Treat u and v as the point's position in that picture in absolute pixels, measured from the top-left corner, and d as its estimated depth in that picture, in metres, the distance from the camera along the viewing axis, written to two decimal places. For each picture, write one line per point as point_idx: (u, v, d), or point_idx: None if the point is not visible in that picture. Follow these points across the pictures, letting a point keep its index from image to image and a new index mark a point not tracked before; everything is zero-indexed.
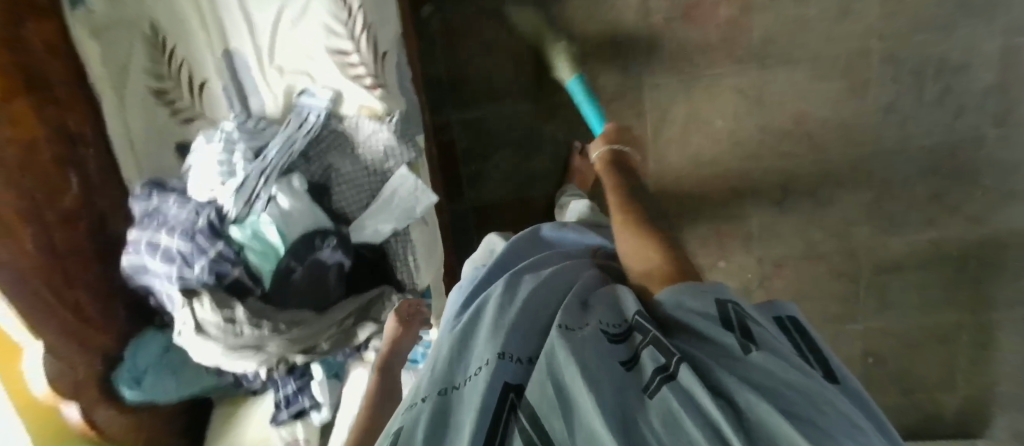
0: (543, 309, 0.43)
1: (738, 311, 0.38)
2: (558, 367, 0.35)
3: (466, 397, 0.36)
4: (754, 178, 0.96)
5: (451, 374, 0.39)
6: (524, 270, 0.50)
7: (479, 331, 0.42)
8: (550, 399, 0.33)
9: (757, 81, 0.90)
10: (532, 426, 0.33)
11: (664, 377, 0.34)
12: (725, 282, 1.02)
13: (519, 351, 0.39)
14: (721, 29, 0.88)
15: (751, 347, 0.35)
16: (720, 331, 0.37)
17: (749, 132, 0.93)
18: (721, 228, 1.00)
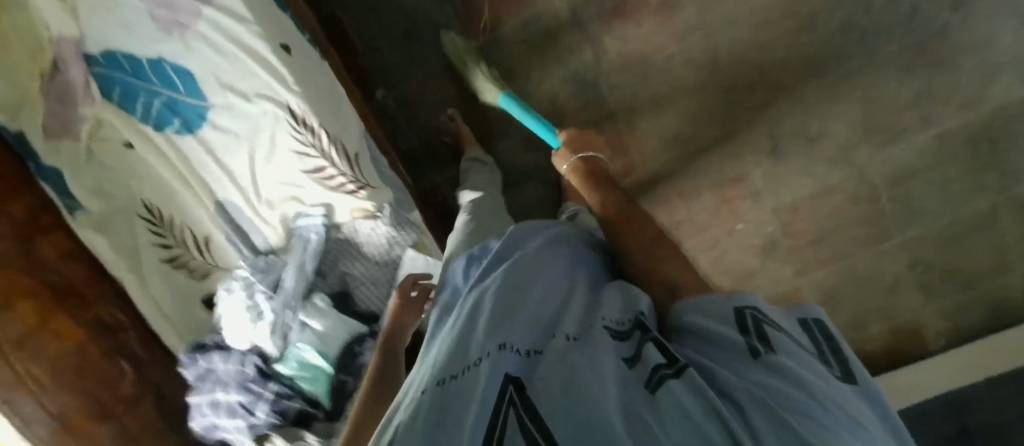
0: (539, 307, 0.44)
1: (755, 315, 0.39)
2: (568, 363, 0.36)
3: (465, 385, 0.35)
4: (740, 136, 0.96)
5: (449, 364, 0.38)
6: (516, 263, 0.50)
7: (474, 325, 0.42)
8: (553, 387, 0.34)
9: (707, 48, 0.93)
10: (530, 412, 0.32)
11: (669, 371, 0.35)
12: (748, 242, 1.02)
13: (519, 346, 0.39)
14: (654, 15, 0.93)
15: (765, 350, 0.36)
16: (732, 332, 0.38)
17: (718, 95, 0.94)
18: (726, 193, 1.00)
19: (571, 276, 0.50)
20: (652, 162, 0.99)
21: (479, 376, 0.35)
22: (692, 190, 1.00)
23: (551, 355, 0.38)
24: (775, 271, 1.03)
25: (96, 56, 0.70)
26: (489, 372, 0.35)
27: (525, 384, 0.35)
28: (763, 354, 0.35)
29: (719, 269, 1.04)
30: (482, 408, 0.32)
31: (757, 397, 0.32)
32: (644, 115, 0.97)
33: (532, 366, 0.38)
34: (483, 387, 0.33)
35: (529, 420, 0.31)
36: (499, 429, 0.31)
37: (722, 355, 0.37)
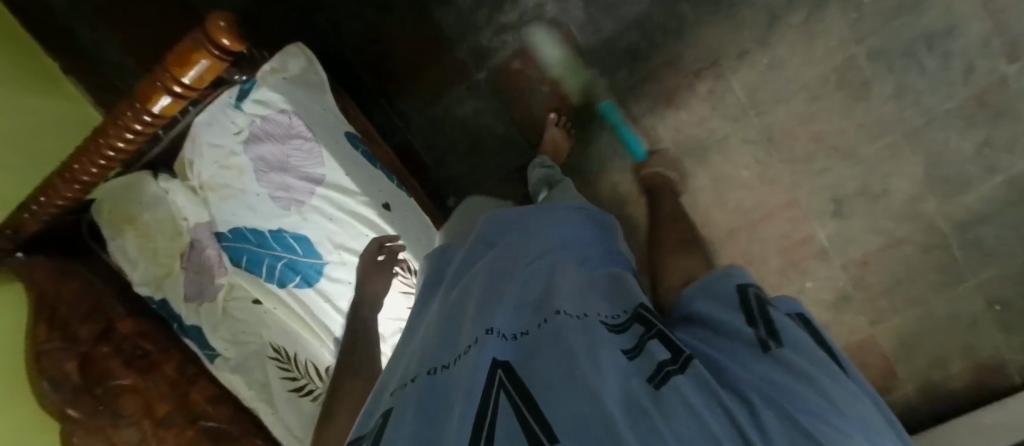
0: (525, 289, 0.49)
1: (760, 300, 0.45)
2: (552, 355, 0.41)
3: (453, 372, 0.42)
4: (802, 201, 0.98)
5: (444, 353, 0.45)
6: (505, 245, 0.54)
7: (468, 313, 0.48)
8: (537, 379, 0.39)
9: (760, 127, 0.94)
10: (520, 398, 0.38)
11: (674, 367, 0.39)
12: (820, 297, 1.05)
13: (507, 329, 0.45)
14: (705, 102, 0.94)
15: (770, 343, 0.40)
16: (739, 323, 0.43)
17: (776, 167, 0.97)
18: (792, 254, 1.03)
19: (560, 257, 0.54)
20: (716, 232, 1.04)
21: (472, 362, 0.41)
22: (759, 254, 1.04)
23: (538, 339, 0.43)
24: (849, 321, 1.06)
25: (225, 233, 0.79)
26: (481, 360, 0.41)
27: (513, 367, 0.41)
28: (770, 346, 0.40)
29: None
30: (474, 395, 0.38)
31: (759, 384, 0.37)
32: (704, 191, 1.01)
33: (519, 350, 0.43)
34: (474, 377, 0.39)
35: (516, 405, 0.37)
36: (491, 416, 0.37)
37: (729, 345, 0.42)
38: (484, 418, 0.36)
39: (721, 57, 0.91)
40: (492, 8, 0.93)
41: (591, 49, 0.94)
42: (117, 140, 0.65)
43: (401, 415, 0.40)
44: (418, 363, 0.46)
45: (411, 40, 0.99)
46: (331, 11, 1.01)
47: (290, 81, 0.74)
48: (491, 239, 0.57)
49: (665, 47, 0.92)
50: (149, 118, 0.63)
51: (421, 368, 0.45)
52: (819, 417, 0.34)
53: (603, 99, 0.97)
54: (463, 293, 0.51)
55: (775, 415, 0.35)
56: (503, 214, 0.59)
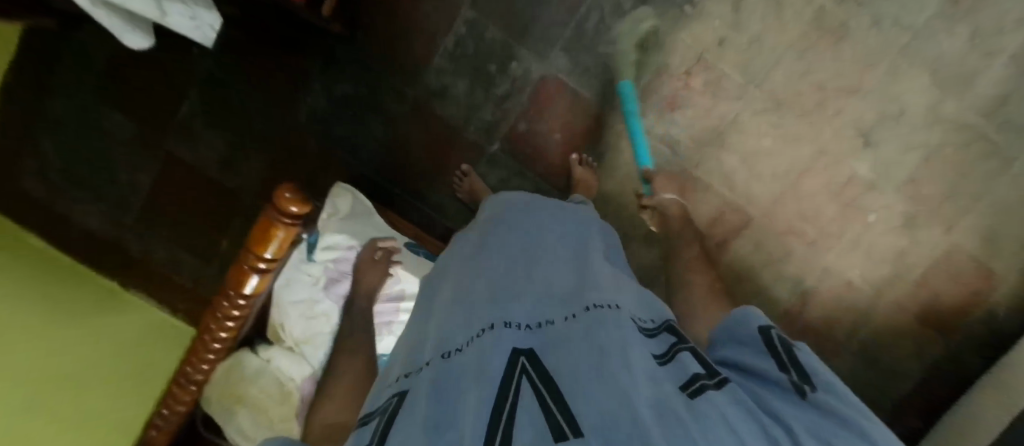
0: (542, 286, 0.53)
1: (790, 347, 0.47)
2: (573, 345, 0.43)
3: (468, 354, 0.45)
4: (832, 145, 1.01)
5: (460, 336, 0.49)
6: (513, 249, 0.59)
7: (479, 303, 0.51)
8: (561, 367, 0.41)
9: (766, 95, 0.98)
10: (542, 385, 0.40)
11: (710, 381, 0.41)
12: (887, 226, 1.05)
13: (527, 321, 0.49)
14: (706, 93, 0.99)
15: (805, 386, 0.42)
16: (772, 366, 0.45)
17: (794, 125, 1.00)
18: (844, 197, 1.04)
19: (570, 260, 0.57)
20: (764, 204, 1.05)
21: (493, 349, 0.44)
22: (813, 209, 1.05)
23: (560, 330, 0.46)
24: (925, 237, 1.06)
25: None
26: (501, 349, 0.44)
27: (534, 356, 0.44)
28: (806, 390, 0.41)
29: (872, 260, 1.08)
30: (494, 380, 0.41)
31: (803, 422, 0.38)
32: (738, 171, 1.03)
33: (540, 339, 0.46)
34: (495, 363, 0.43)
35: (536, 389, 0.39)
36: (511, 396, 0.39)
37: (762, 383, 0.44)
38: (505, 396, 0.39)
39: (704, 51, 0.97)
40: (485, 87, 1.00)
41: (585, 87, 1.00)
42: (219, 329, 0.69)
43: (414, 394, 0.44)
44: (433, 349, 0.49)
45: (424, 140, 1.03)
46: (341, 143, 1.02)
47: (347, 220, 0.80)
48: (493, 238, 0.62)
49: (652, 61, 0.97)
50: (243, 302, 0.67)
51: (435, 353, 0.48)
52: None
53: (613, 126, 1.02)
54: (471, 287, 0.55)
55: (811, 440, 0.36)
56: (516, 219, 0.64)
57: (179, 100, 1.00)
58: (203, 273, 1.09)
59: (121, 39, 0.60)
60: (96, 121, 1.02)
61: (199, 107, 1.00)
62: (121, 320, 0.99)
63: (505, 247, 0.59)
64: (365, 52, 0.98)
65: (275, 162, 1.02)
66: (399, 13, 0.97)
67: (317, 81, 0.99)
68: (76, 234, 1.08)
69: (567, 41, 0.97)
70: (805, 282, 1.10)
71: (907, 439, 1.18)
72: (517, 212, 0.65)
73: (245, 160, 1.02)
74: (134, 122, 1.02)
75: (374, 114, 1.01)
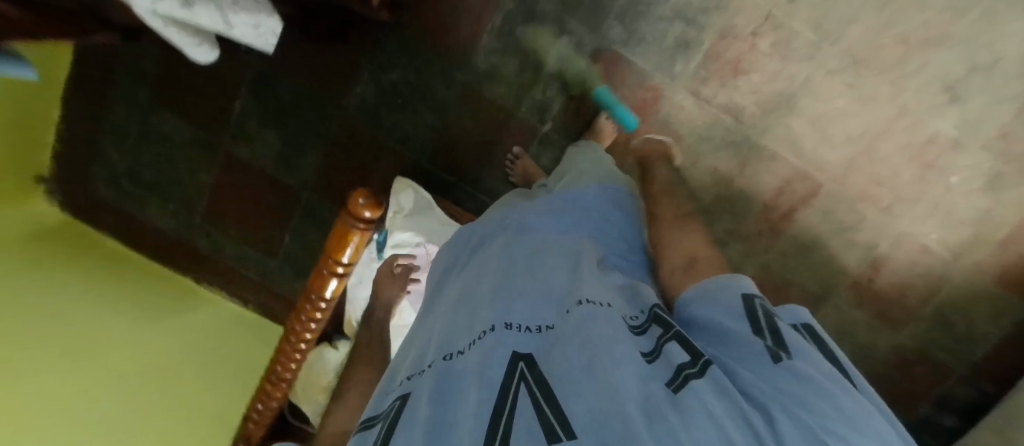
0: (542, 286, 0.54)
1: (767, 311, 0.46)
2: (569, 345, 0.44)
3: (467, 356, 0.46)
4: (912, 104, 0.93)
5: (462, 340, 0.50)
6: (513, 253, 0.61)
7: (480, 307, 0.53)
8: (556, 367, 0.42)
9: (839, 54, 0.91)
10: (540, 387, 0.41)
11: (694, 370, 0.41)
12: (970, 187, 0.98)
13: (529, 325, 0.50)
14: (773, 56, 0.92)
15: (781, 353, 0.41)
16: (749, 331, 0.44)
17: (870, 85, 0.92)
18: (924, 158, 0.97)
19: (571, 259, 0.58)
20: (834, 170, 1.00)
21: (492, 352, 0.45)
22: (888, 173, 0.99)
23: (558, 330, 0.47)
24: (1013, 197, 0.98)
25: None
26: (502, 352, 0.45)
27: (534, 359, 0.45)
28: (782, 357, 0.41)
29: (952, 223, 1.02)
30: (492, 383, 0.42)
31: (773, 392, 0.38)
32: (806, 137, 0.97)
33: (538, 339, 0.47)
34: (495, 367, 0.44)
35: (535, 390, 0.41)
36: (510, 403, 0.39)
37: (738, 349, 0.43)
38: (504, 402, 0.40)
39: (772, 9, 0.89)
40: (535, 65, 0.96)
41: (641, 58, 0.95)
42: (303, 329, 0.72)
43: (416, 397, 0.44)
44: (434, 351, 0.51)
45: (475, 123, 1.01)
46: (393, 132, 1.01)
47: (411, 216, 0.80)
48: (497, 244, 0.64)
49: (715, 23, 0.91)
50: (325, 304, 0.69)
51: (436, 355, 0.49)
52: (838, 435, 0.34)
53: (671, 97, 0.97)
54: (471, 294, 0.56)
55: (788, 417, 0.36)
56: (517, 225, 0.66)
57: (233, 100, 1.00)
58: (270, 265, 1.13)
59: (189, 53, 0.62)
60: (156, 124, 1.04)
61: (252, 106, 1.00)
62: (200, 315, 1.05)
63: (508, 252, 0.61)
64: (411, 38, 0.95)
65: (329, 156, 1.03)
66: None
67: (365, 70, 0.97)
68: (148, 236, 1.13)
69: (621, 8, 0.91)
70: (877, 250, 1.06)
71: (982, 403, 1.15)
72: (522, 213, 0.68)
73: (302, 156, 1.03)
74: (193, 124, 1.03)
75: (425, 102, 0.99)
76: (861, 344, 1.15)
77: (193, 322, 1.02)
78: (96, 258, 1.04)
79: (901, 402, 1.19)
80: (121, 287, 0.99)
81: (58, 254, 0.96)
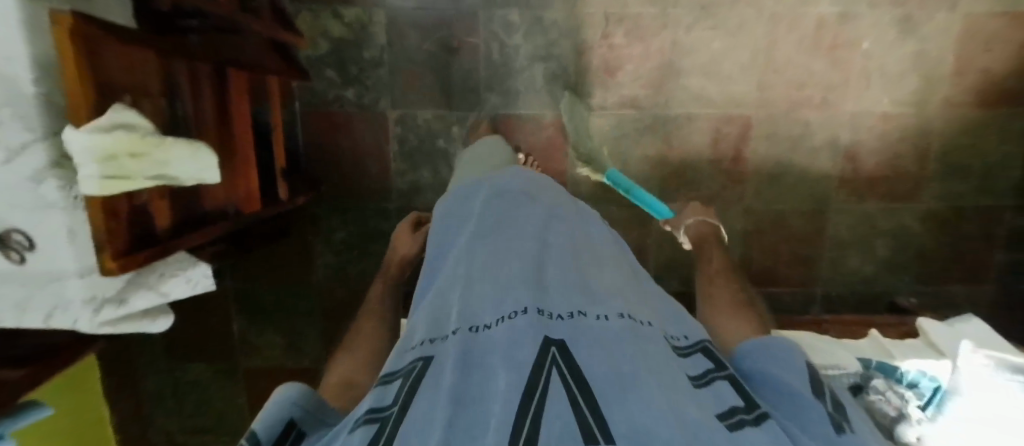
0: (577, 276, 0.45)
1: (830, 386, 0.44)
2: (615, 354, 0.36)
3: (494, 336, 0.38)
4: (780, 8, 0.95)
5: (488, 309, 0.41)
6: (540, 226, 0.51)
7: (509, 275, 0.44)
8: (597, 371, 0.34)
9: (688, 7, 0.94)
10: (576, 385, 0.33)
11: (748, 417, 0.35)
12: (888, 42, 0.97)
13: (563, 310, 0.40)
14: (633, 42, 0.96)
15: (844, 428, 0.38)
16: (813, 394, 0.41)
17: (731, 16, 0.95)
18: (826, 43, 0.97)
19: (595, 257, 0.50)
20: (751, 99, 1.00)
21: (521, 334, 0.37)
22: (802, 73, 0.98)
23: (595, 327, 0.39)
24: (933, 30, 0.96)
25: None
26: (532, 333, 0.37)
27: (568, 347, 0.36)
28: (846, 429, 0.38)
29: (895, 81, 0.99)
30: (523, 365, 0.34)
31: None
32: (707, 86, 0.99)
33: (575, 328, 0.38)
34: (523, 349, 0.35)
35: (570, 385, 0.33)
36: (543, 389, 0.32)
37: (795, 409, 0.40)
38: (534, 385, 0.32)
39: (607, 8, 0.95)
40: (444, 162, 1.03)
41: (527, 106, 1.00)
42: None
43: (437, 359, 0.37)
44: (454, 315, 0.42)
45: None
46: (364, 279, 1.09)
47: None
48: (526, 209, 0.54)
49: (567, 45, 0.97)
50: None
51: (459, 321, 0.41)
52: None
53: None
54: (497, 256, 0.47)
55: None
56: (546, 202, 0.57)
57: (229, 324, 1.11)
58: None
59: (149, 331, 0.70)
60: (182, 375, 1.14)
61: (245, 321, 1.11)
62: None
63: (536, 226, 0.51)
64: (336, 199, 1.05)
65: (326, 327, 1.11)
66: (341, 150, 1.02)
67: (317, 243, 1.07)
68: None
69: (486, 79, 0.99)
70: (842, 141, 1.03)
71: None
72: (551, 196, 0.59)
73: (305, 338, 1.12)
74: (208, 360, 1.13)
75: (377, 240, 1.07)
76: (893, 230, 1.08)
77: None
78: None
79: (968, 265, 1.09)
80: None
81: None
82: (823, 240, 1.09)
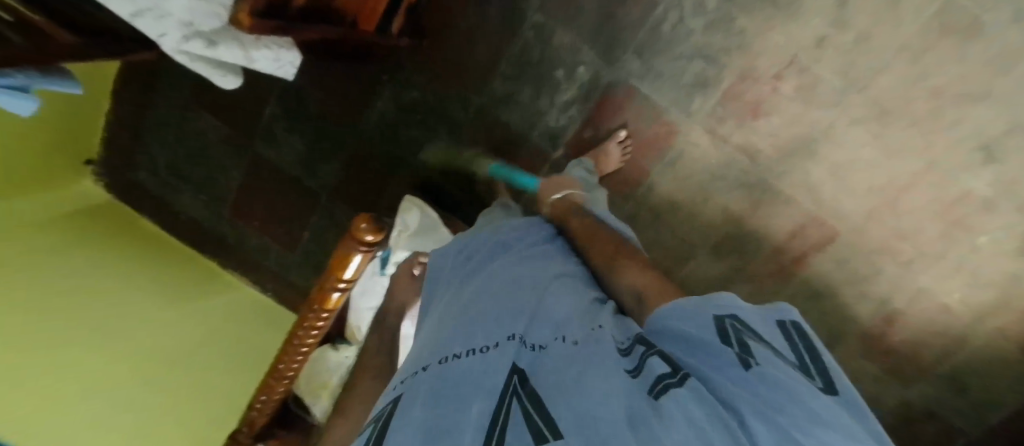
0: (545, 306, 0.48)
1: (736, 322, 0.38)
2: (567, 367, 0.37)
3: (455, 364, 0.39)
4: (943, 157, 0.89)
5: (456, 341, 0.43)
6: (515, 266, 0.56)
7: (475, 311, 0.47)
8: (550, 383, 0.36)
9: (869, 101, 0.87)
10: (534, 401, 0.34)
11: (673, 380, 0.34)
12: (1002, 250, 0.93)
13: (533, 339, 0.43)
14: (796, 100, 0.89)
15: (750, 362, 0.34)
16: (717, 341, 0.36)
17: (898, 135, 0.88)
18: (950, 214, 0.93)
19: (553, 281, 0.53)
20: (852, 219, 0.96)
21: (489, 361, 0.39)
22: (910, 226, 0.95)
23: (559, 348, 0.41)
24: None
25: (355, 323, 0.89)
26: (500, 361, 0.39)
27: (529, 373, 0.39)
28: (751, 363, 0.33)
29: (977, 284, 0.97)
30: (488, 394, 0.36)
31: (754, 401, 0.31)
32: (825, 183, 0.94)
33: (539, 355, 0.41)
34: (489, 375, 0.38)
35: (530, 406, 0.34)
36: (506, 414, 0.34)
37: (716, 362, 0.35)
38: (499, 415, 0.33)
39: (799, 51, 0.86)
40: (550, 92, 0.96)
41: (657, 93, 0.93)
42: (300, 330, 0.80)
43: (407, 399, 0.38)
44: (428, 354, 0.43)
45: (484, 146, 1.02)
46: (409, 148, 1.05)
47: (415, 236, 0.85)
48: (507, 255, 0.59)
49: (736, 62, 0.88)
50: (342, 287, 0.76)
51: (430, 358, 0.42)
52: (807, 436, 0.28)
53: (687, 134, 0.95)
54: (473, 296, 0.51)
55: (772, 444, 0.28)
56: (518, 250, 0.61)
57: (264, 106, 1.06)
58: (289, 259, 1.19)
59: (213, 81, 0.65)
60: (191, 122, 1.11)
61: (281, 112, 1.05)
62: (220, 301, 1.13)
63: (512, 268, 0.56)
64: (430, 63, 0.98)
65: (348, 163, 1.07)
66: (463, 19, 0.94)
67: (386, 87, 1.00)
68: (182, 222, 1.21)
69: (638, 42, 0.90)
70: (891, 301, 1.02)
71: None
72: (522, 241, 0.64)
73: (324, 163, 1.08)
74: (223, 122, 1.09)
75: (443, 122, 1.02)
76: (865, 392, 1.11)
77: (215, 306, 1.10)
78: (142, 254, 1.10)
79: None
80: (160, 260, 1.12)
81: (100, 211, 1.14)
82: None
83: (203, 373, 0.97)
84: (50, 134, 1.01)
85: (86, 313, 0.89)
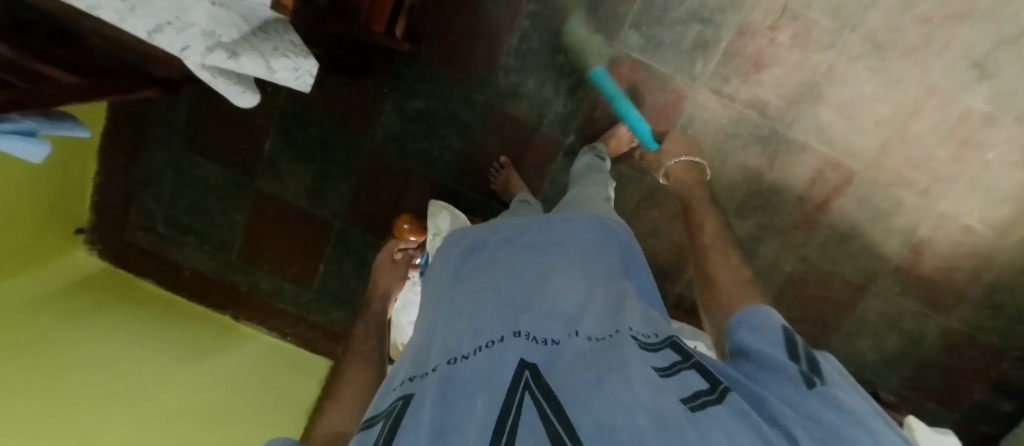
0: (551, 298, 0.48)
1: (806, 347, 0.44)
2: (581, 370, 0.39)
3: (469, 363, 0.40)
4: (942, 81, 0.92)
5: (467, 341, 0.44)
6: (519, 255, 0.55)
7: (480, 308, 0.47)
8: (564, 384, 0.37)
9: (863, 37, 0.90)
10: (547, 401, 0.35)
11: (711, 397, 0.37)
12: (1012, 162, 0.96)
13: (541, 334, 0.44)
14: (795, 47, 0.92)
15: (811, 386, 0.38)
16: (782, 360, 0.41)
17: (898, 66, 0.92)
18: (959, 136, 0.95)
19: (558, 270, 0.52)
20: (866, 156, 0.98)
21: (501, 360, 0.40)
22: (924, 154, 0.97)
23: (569, 349, 0.42)
24: None
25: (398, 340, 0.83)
26: (512, 358, 0.40)
27: (541, 369, 0.39)
28: (814, 386, 0.39)
29: (995, 201, 0.99)
30: (498, 392, 0.37)
31: (803, 422, 0.35)
32: (835, 125, 0.96)
33: (547, 353, 0.42)
34: (501, 373, 0.38)
35: (542, 404, 0.35)
36: (517, 410, 0.35)
37: (769, 382, 0.40)
38: (508, 411, 0.35)
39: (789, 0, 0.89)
40: (556, 79, 0.97)
41: (660, 62, 0.95)
42: None
43: (419, 395, 0.39)
44: (438, 353, 0.44)
45: (496, 145, 1.01)
46: (419, 159, 1.02)
47: None
48: (509, 243, 0.58)
49: (732, 20, 0.91)
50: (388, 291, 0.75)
51: (440, 358, 0.43)
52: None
53: (695, 99, 0.96)
54: (476, 293, 0.50)
55: None
56: (523, 234, 0.59)
57: (264, 139, 1.02)
58: (305, 296, 1.14)
59: (231, 98, 0.62)
60: (189, 169, 1.07)
61: (283, 143, 1.02)
62: (237, 353, 1.04)
63: (516, 256, 0.55)
64: (432, 70, 0.97)
65: (357, 185, 1.04)
66: (460, 22, 0.95)
67: (388, 101, 0.99)
68: (183, 277, 1.14)
69: (635, 16, 0.92)
70: (916, 233, 1.03)
71: None
72: (528, 225, 0.61)
73: (332, 189, 1.05)
74: (223, 164, 1.06)
75: (451, 126, 1.00)
76: (908, 330, 1.10)
77: (232, 356, 1.02)
78: (138, 312, 1.00)
79: (957, 391, 1.13)
80: (172, 319, 1.03)
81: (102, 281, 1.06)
82: (850, 316, 1.10)
83: (240, 421, 0.87)
84: (42, 199, 0.94)
85: (97, 370, 0.80)
